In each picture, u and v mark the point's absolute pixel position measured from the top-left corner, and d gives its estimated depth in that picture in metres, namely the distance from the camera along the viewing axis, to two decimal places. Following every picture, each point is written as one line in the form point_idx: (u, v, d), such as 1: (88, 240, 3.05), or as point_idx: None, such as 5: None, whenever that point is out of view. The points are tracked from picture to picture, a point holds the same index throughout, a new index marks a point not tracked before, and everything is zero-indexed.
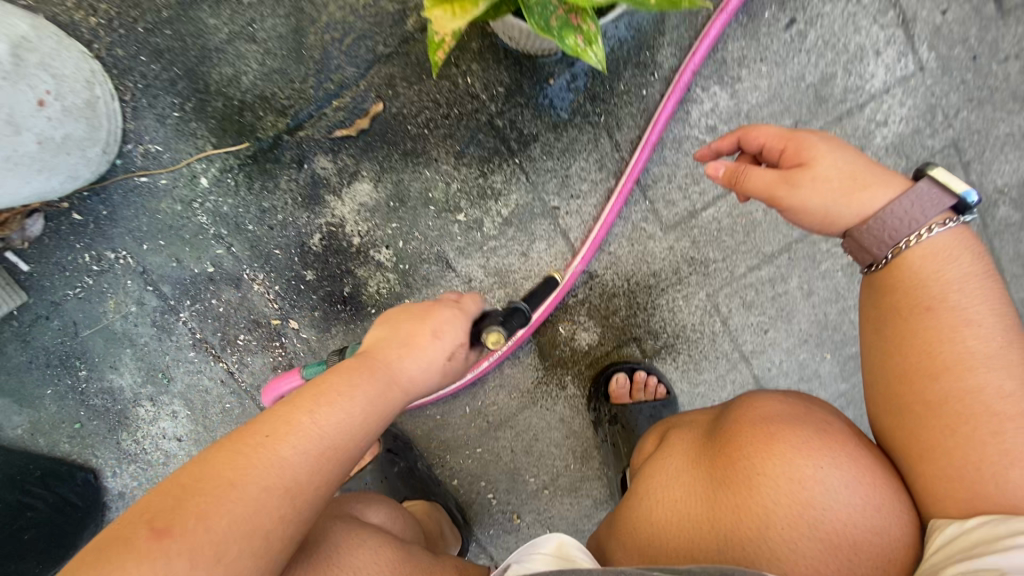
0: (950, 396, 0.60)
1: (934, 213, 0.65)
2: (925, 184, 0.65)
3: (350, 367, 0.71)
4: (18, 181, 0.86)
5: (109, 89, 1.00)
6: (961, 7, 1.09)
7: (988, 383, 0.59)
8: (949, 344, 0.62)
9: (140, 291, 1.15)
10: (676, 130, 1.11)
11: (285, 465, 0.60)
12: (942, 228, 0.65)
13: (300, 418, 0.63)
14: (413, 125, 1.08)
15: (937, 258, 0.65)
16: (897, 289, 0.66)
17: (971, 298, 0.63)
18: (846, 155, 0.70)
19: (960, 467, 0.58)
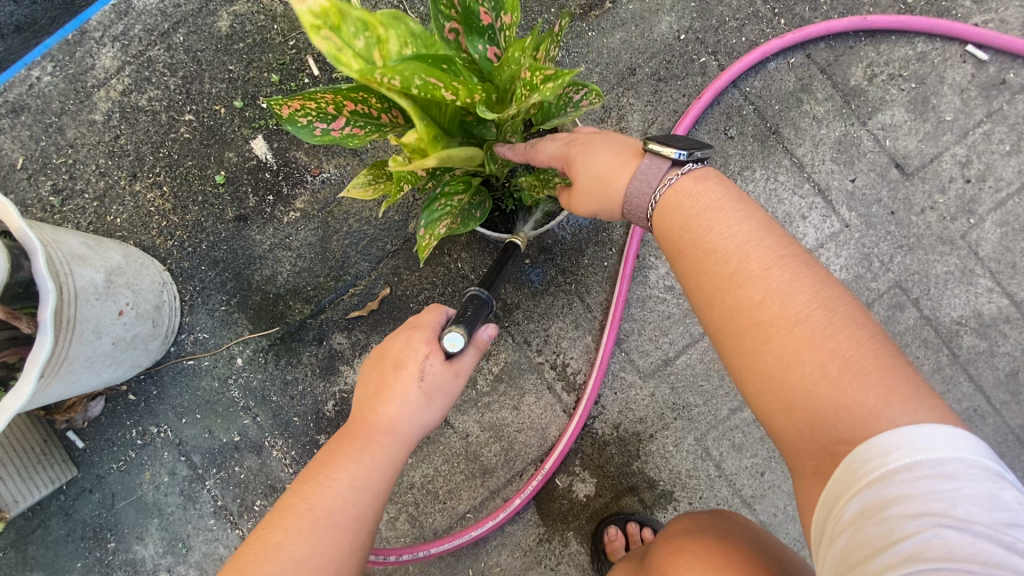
0: (725, 323, 0.65)
1: (664, 171, 0.74)
2: (650, 159, 0.75)
3: (338, 441, 0.79)
4: (94, 374, 1.05)
5: (174, 293, 1.25)
6: (870, 174, 1.28)
7: (743, 302, 0.64)
8: (709, 282, 0.67)
9: (173, 462, 1.28)
10: (639, 291, 1.28)
11: (287, 541, 0.70)
12: (675, 180, 0.73)
13: (299, 501, 0.73)
14: (415, 303, 1.29)
15: (683, 205, 0.72)
16: (670, 251, 0.73)
17: (719, 226, 0.68)
18: (597, 146, 0.81)
19: (769, 389, 0.61)
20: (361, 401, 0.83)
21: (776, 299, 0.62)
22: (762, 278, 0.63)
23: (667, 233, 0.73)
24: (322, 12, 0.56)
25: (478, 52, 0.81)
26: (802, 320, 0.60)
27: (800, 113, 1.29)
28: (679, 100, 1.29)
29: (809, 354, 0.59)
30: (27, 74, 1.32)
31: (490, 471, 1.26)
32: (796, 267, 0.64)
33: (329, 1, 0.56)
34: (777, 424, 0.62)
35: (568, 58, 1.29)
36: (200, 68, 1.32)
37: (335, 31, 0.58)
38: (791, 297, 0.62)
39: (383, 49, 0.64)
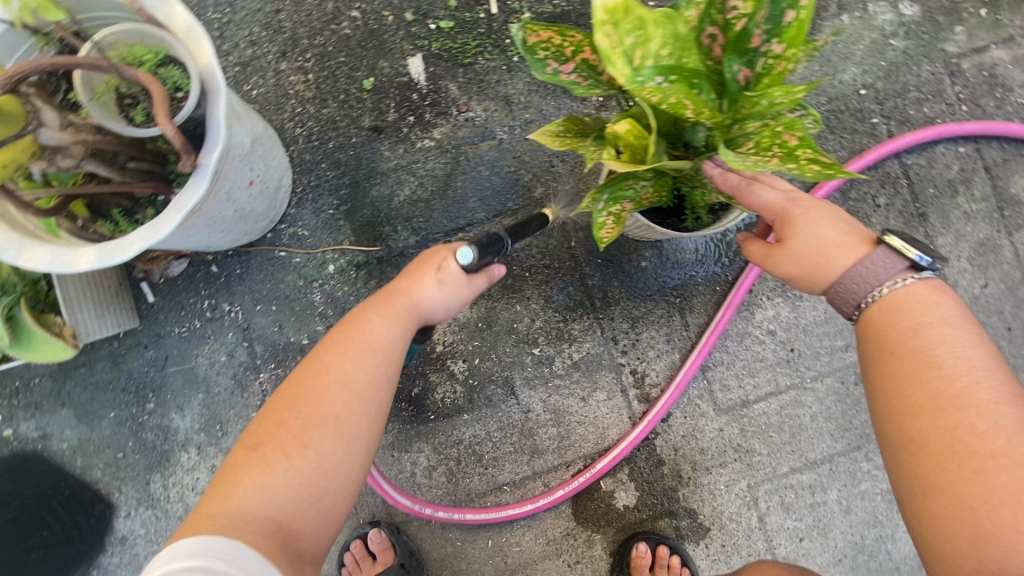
0: (930, 432, 0.66)
1: (897, 270, 0.74)
2: (883, 252, 0.74)
3: (356, 309, 0.87)
4: (206, 234, 1.02)
5: (290, 182, 1.23)
6: (999, 285, 1.26)
7: (964, 421, 0.64)
8: (923, 389, 0.68)
9: (235, 344, 1.25)
10: (739, 324, 1.26)
11: (319, 384, 0.79)
12: (910, 282, 0.73)
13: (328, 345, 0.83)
14: (518, 266, 1.27)
15: (915, 307, 0.73)
16: (879, 347, 0.74)
17: (952, 344, 0.70)
18: (826, 218, 0.78)
19: (961, 507, 0.61)
20: (396, 282, 0.90)
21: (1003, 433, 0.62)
22: (988, 408, 0.64)
23: (885, 329, 0.73)
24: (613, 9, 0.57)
25: (729, 71, 0.66)
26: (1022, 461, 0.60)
27: (952, 204, 1.27)
28: (838, 153, 1.27)
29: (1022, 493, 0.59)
30: None
31: (539, 452, 1.25)
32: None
33: None
34: (953, 541, 0.61)
35: None
36: None
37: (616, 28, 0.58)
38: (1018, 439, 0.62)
39: (647, 46, 0.60)
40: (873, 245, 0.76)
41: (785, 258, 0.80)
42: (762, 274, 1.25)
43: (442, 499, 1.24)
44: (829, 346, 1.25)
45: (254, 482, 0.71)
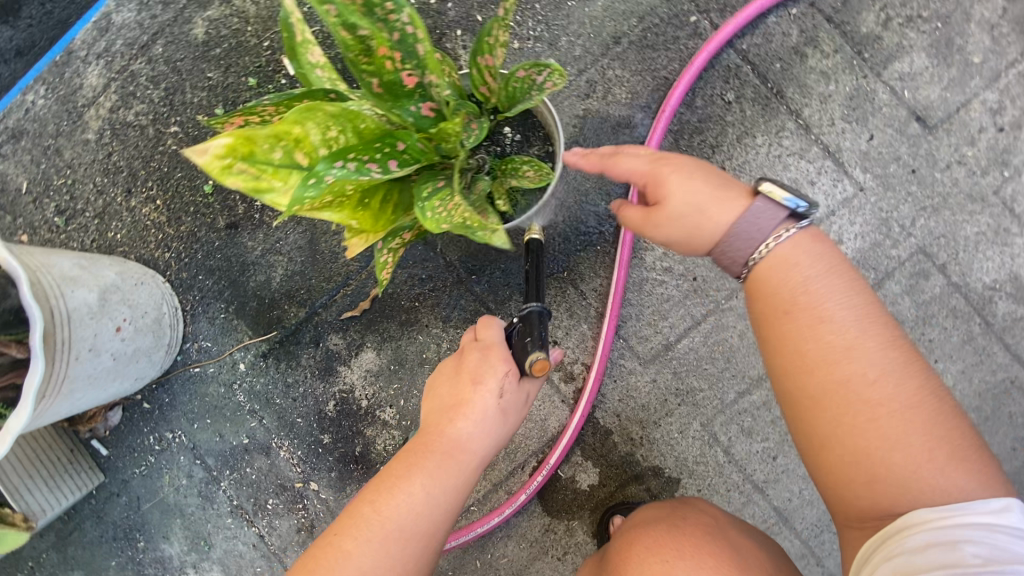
0: (822, 390, 0.71)
1: (779, 222, 0.74)
2: (762, 201, 0.74)
3: (419, 446, 0.83)
4: (97, 390, 1.08)
5: (173, 303, 1.28)
6: (887, 130, 1.17)
7: (847, 376, 0.70)
8: (816, 350, 0.72)
9: (189, 465, 1.33)
10: (633, 273, 1.22)
11: (355, 548, 0.76)
12: (787, 238, 0.75)
13: (397, 498, 0.78)
14: (406, 299, 1.27)
15: (795, 269, 0.75)
16: (770, 307, 0.75)
17: (831, 301, 0.73)
18: (705, 176, 0.78)
19: (853, 450, 0.69)
20: (432, 408, 0.87)
21: (880, 380, 0.70)
22: (857, 363, 0.70)
23: (766, 298, 0.75)
24: (228, 150, 0.54)
25: (412, 110, 0.68)
26: (891, 400, 0.69)
27: (805, 69, 1.17)
28: (669, 67, 1.20)
29: (898, 428, 0.68)
30: (23, 98, 1.36)
31: (491, 464, 1.25)
32: (885, 346, 0.71)
33: (231, 135, 0.54)
34: (845, 475, 0.70)
35: (548, 33, 1.22)
36: (181, 78, 1.32)
37: (247, 161, 0.56)
38: (887, 379, 0.70)
39: (304, 145, 0.60)
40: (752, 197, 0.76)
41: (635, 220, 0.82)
42: None
43: None
44: None
45: None
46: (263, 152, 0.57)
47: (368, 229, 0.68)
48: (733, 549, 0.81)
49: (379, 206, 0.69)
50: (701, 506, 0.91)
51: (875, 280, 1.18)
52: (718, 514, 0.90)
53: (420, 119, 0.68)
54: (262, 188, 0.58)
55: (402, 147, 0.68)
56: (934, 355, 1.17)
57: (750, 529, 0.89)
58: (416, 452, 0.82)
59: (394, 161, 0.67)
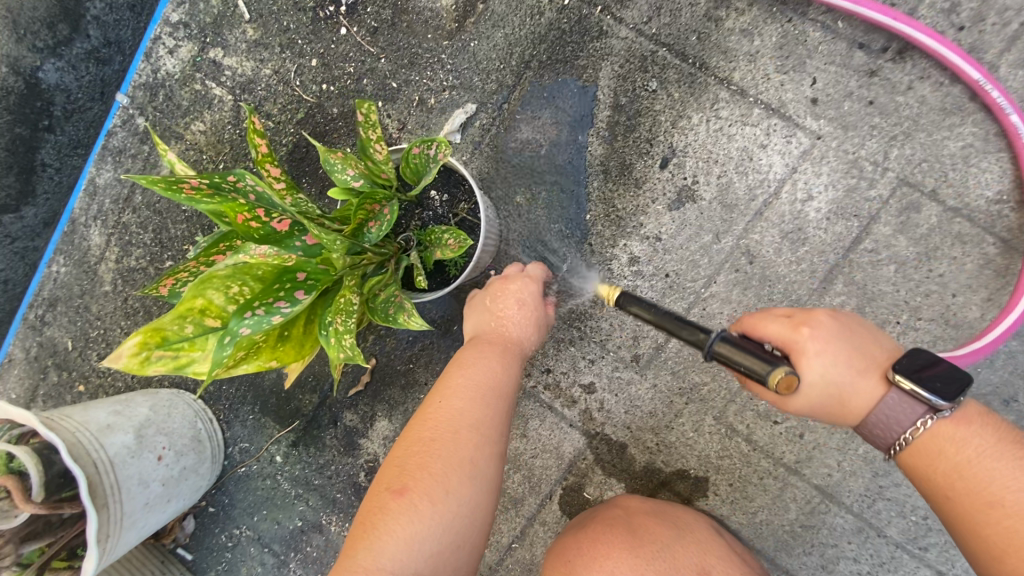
0: (991, 539, 0.66)
1: (920, 416, 0.69)
2: (897, 394, 0.69)
3: (490, 327, 0.95)
4: (158, 512, 1.22)
5: (208, 416, 1.41)
6: (828, 69, 1.08)
7: (1010, 518, 0.65)
8: (977, 506, 0.67)
9: (260, 553, 1.46)
10: (604, 285, 1.20)
11: (447, 394, 0.82)
12: (933, 421, 0.69)
13: (506, 334, 0.94)
14: (402, 363, 1.32)
15: (942, 441, 0.70)
16: (932, 491, 0.71)
17: (979, 462, 0.68)
18: (770, 322, 0.74)
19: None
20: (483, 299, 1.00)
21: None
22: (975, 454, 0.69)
23: (924, 478, 0.71)
24: (140, 345, 0.63)
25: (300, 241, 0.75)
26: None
27: (723, 33, 1.12)
28: (584, 74, 1.18)
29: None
30: (51, 270, 1.55)
31: (520, 501, 1.28)
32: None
33: (140, 332, 0.63)
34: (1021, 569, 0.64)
35: (461, 78, 1.24)
36: (164, 218, 1.47)
37: (162, 347, 0.65)
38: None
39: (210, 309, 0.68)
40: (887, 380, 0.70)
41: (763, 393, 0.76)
42: (592, 230, 1.20)
43: None
44: (701, 247, 1.16)
45: (402, 531, 0.68)
46: (174, 332, 0.65)
47: (295, 358, 0.75)
48: (632, 534, 0.84)
49: (300, 332, 0.75)
50: (622, 505, 0.95)
51: (860, 227, 1.09)
52: (641, 506, 0.93)
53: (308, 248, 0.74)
54: (183, 363, 0.67)
55: (303, 276, 0.73)
56: (949, 291, 1.07)
57: (684, 518, 0.91)
58: (525, 296, 0.97)
59: (300, 290, 0.73)
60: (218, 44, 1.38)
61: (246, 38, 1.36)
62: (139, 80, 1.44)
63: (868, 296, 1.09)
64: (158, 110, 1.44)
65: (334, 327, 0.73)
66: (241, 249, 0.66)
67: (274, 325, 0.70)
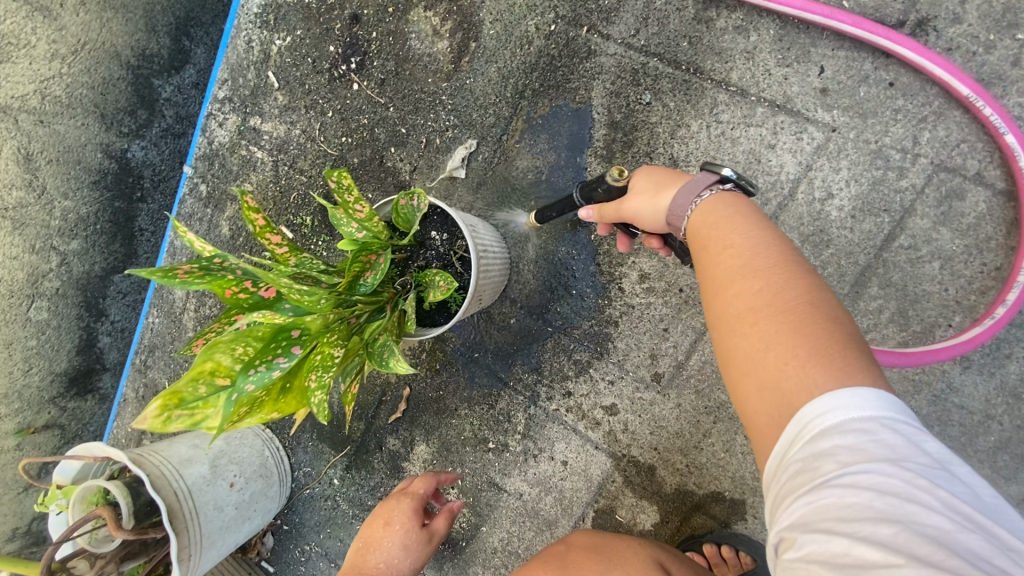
0: (717, 310, 0.62)
1: (707, 184, 0.72)
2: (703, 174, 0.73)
3: (368, 554, 1.15)
4: (234, 533, 1.39)
5: (276, 445, 1.58)
6: (836, 56, 1.00)
7: (740, 284, 0.60)
8: (716, 267, 0.64)
9: (329, 568, 1.60)
10: (617, 304, 1.18)
11: None
12: (711, 193, 0.71)
13: (369, 560, 1.14)
14: (433, 390, 1.39)
15: (714, 211, 0.69)
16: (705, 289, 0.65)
17: (731, 229, 0.66)
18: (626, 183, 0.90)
19: (738, 372, 0.58)
20: (367, 523, 1.21)
21: (772, 282, 0.59)
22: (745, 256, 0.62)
23: (690, 246, 0.69)
24: (161, 408, 0.73)
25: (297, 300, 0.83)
26: (787, 303, 0.57)
27: (715, 34, 1.07)
28: (578, 95, 1.18)
29: (807, 340, 0.54)
30: (149, 322, 1.82)
31: (554, 522, 1.29)
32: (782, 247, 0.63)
33: (161, 397, 0.73)
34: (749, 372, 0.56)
35: (461, 115, 1.28)
36: None
37: (181, 407, 0.75)
38: (777, 278, 0.59)
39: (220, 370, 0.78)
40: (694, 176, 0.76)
41: (606, 208, 0.85)
42: (600, 250, 1.19)
43: None
44: None
45: None
46: (190, 393, 0.75)
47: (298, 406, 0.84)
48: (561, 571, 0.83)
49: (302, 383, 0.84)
50: (567, 541, 0.94)
51: (893, 222, 0.98)
52: (581, 539, 0.92)
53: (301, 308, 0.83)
54: (199, 419, 0.77)
55: (299, 332, 0.82)
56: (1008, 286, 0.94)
57: (622, 548, 0.89)
58: (396, 518, 1.17)
59: (296, 346, 0.81)
60: (256, 112, 1.55)
61: (278, 104, 1.52)
62: (199, 152, 1.65)
63: (910, 297, 0.98)
64: (216, 177, 1.64)
65: (326, 378, 0.80)
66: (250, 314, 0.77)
67: (275, 379, 0.79)
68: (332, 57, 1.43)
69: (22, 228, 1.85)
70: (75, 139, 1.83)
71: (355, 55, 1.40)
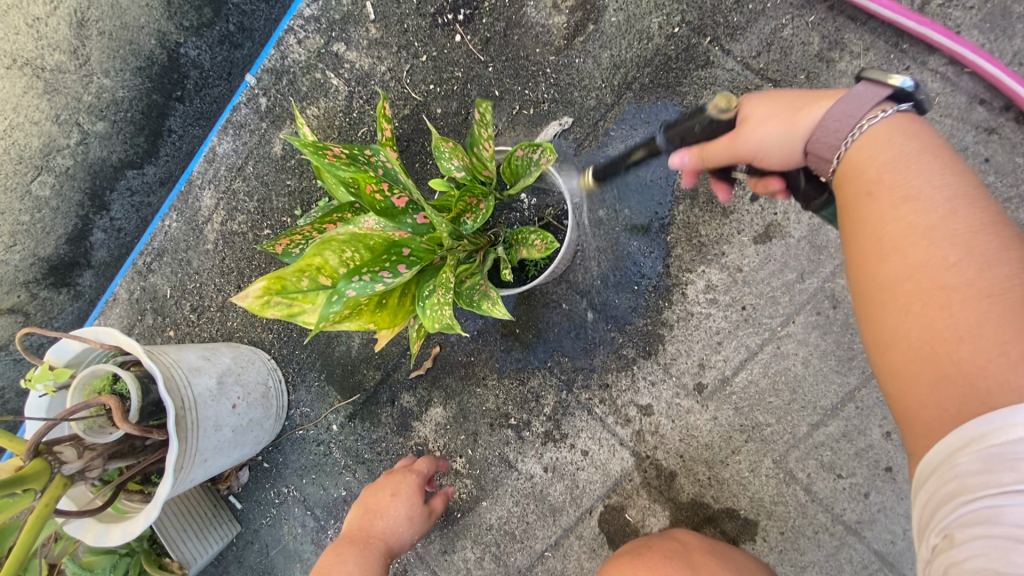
0: (889, 280, 0.60)
1: (874, 101, 0.66)
2: (863, 86, 0.67)
3: (367, 525, 1.05)
4: (224, 456, 1.32)
5: (278, 377, 1.51)
6: (943, 121, 1.06)
7: (930, 257, 0.57)
8: (894, 233, 0.61)
9: (303, 515, 1.53)
10: (676, 309, 1.20)
11: None
12: (882, 117, 0.66)
13: (372, 529, 1.04)
14: (464, 355, 1.37)
15: (884, 147, 0.65)
16: (871, 255, 0.62)
17: (920, 188, 0.61)
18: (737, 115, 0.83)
19: (914, 351, 0.56)
20: (369, 492, 1.10)
21: (974, 263, 0.55)
22: (937, 228, 0.58)
23: (844, 191, 0.68)
24: (264, 291, 0.71)
25: (412, 220, 0.82)
26: (989, 289, 0.53)
27: (834, 75, 1.12)
28: (686, 99, 1.20)
29: (1015, 334, 0.50)
30: (163, 224, 1.72)
31: (560, 510, 1.28)
32: (985, 218, 0.58)
33: (267, 279, 0.70)
34: (923, 348, 0.55)
35: (561, 92, 1.29)
36: (269, 188, 1.61)
37: (282, 295, 0.72)
38: (979, 259, 0.55)
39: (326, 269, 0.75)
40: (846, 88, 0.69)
41: (715, 149, 0.78)
42: (672, 252, 1.21)
43: None
44: (783, 285, 1.15)
45: None
46: (293, 283, 0.72)
47: (388, 325, 0.82)
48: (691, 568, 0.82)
49: (396, 303, 0.82)
50: (679, 538, 0.92)
51: None
52: (698, 543, 0.90)
53: (417, 228, 0.82)
54: (295, 312, 0.75)
55: (408, 251, 0.80)
56: None
57: (734, 556, 0.88)
58: (404, 487, 1.08)
59: (403, 265, 0.79)
60: (342, 39, 1.51)
61: (369, 36, 1.48)
62: (268, 64, 1.58)
63: None
64: (281, 93, 1.58)
65: (428, 304, 0.79)
66: (355, 222, 0.80)
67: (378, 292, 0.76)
68: (440, 3, 1.41)
69: (53, 94, 1.73)
70: (134, 18, 1.71)
71: (464, 7, 1.38)
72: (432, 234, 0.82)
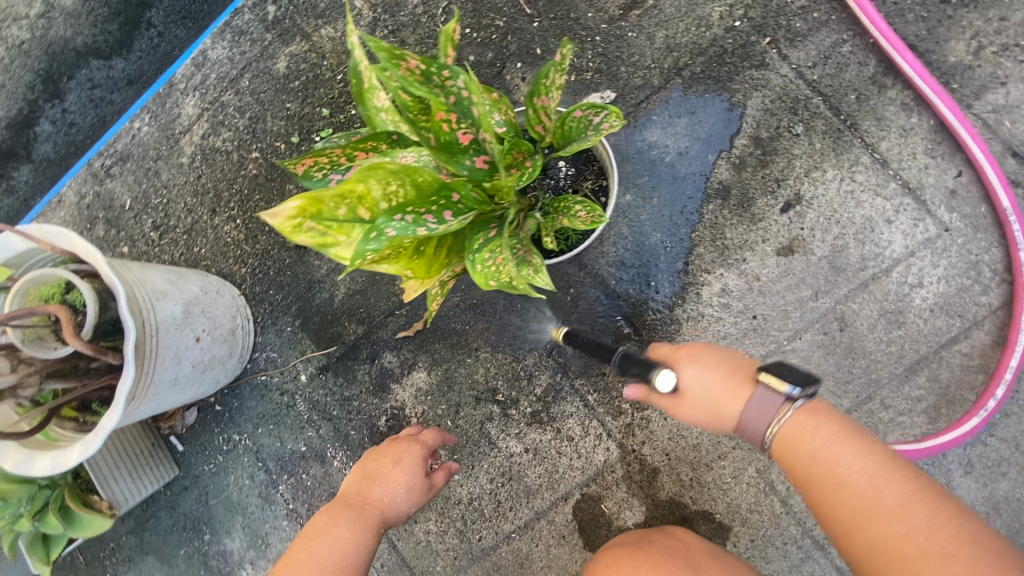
0: (875, 551, 0.71)
1: (778, 406, 0.75)
2: (763, 389, 0.76)
3: (365, 490, 0.97)
4: (178, 394, 1.18)
5: (246, 315, 1.38)
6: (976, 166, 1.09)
7: (891, 532, 0.70)
8: (850, 511, 0.73)
9: (253, 466, 1.42)
10: (688, 307, 1.18)
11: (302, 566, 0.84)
12: (791, 417, 0.75)
13: (368, 494, 0.96)
14: (458, 323, 1.30)
15: (815, 431, 0.76)
16: (857, 543, 0.72)
17: (851, 463, 0.74)
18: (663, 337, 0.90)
19: None
20: (373, 456, 1.03)
21: (918, 527, 0.69)
22: (884, 505, 0.71)
23: (801, 478, 0.77)
24: (298, 211, 0.60)
25: (468, 164, 0.73)
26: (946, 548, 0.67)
27: (883, 101, 1.12)
28: (734, 96, 1.17)
29: None
30: (131, 126, 1.52)
31: (534, 493, 1.25)
32: (906, 477, 0.73)
33: (302, 198, 0.60)
34: None
35: (607, 65, 1.22)
36: (265, 107, 1.45)
37: (316, 220, 0.63)
38: (917, 518, 0.69)
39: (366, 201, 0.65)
40: (755, 381, 0.78)
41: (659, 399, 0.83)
42: (693, 250, 1.18)
43: (460, 560, 1.28)
44: (798, 300, 1.14)
45: None
46: (330, 209, 0.63)
47: (421, 276, 0.74)
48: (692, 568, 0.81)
49: (433, 252, 0.74)
50: (679, 537, 0.91)
51: (962, 327, 1.09)
52: (700, 545, 0.89)
53: (474, 171, 0.73)
54: (328, 243, 0.66)
55: (457, 197, 0.71)
56: None
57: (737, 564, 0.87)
58: (406, 457, 1.00)
59: (449, 212, 0.70)
60: None
61: None
62: None
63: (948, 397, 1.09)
64: (295, 8, 1.45)
65: (477, 259, 0.73)
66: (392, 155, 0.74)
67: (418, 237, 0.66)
68: None
69: None
70: None
71: None
72: (486, 182, 0.73)
